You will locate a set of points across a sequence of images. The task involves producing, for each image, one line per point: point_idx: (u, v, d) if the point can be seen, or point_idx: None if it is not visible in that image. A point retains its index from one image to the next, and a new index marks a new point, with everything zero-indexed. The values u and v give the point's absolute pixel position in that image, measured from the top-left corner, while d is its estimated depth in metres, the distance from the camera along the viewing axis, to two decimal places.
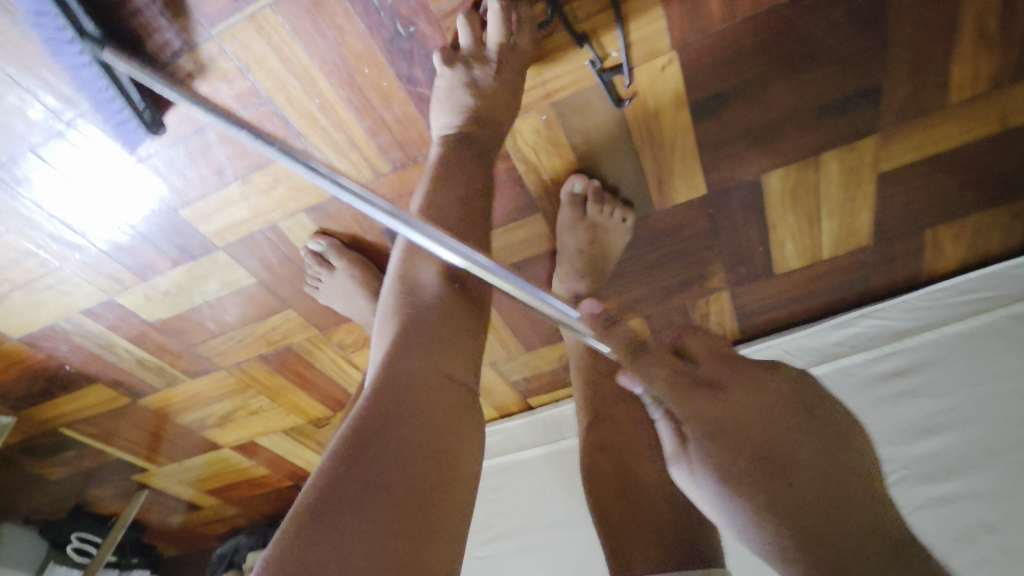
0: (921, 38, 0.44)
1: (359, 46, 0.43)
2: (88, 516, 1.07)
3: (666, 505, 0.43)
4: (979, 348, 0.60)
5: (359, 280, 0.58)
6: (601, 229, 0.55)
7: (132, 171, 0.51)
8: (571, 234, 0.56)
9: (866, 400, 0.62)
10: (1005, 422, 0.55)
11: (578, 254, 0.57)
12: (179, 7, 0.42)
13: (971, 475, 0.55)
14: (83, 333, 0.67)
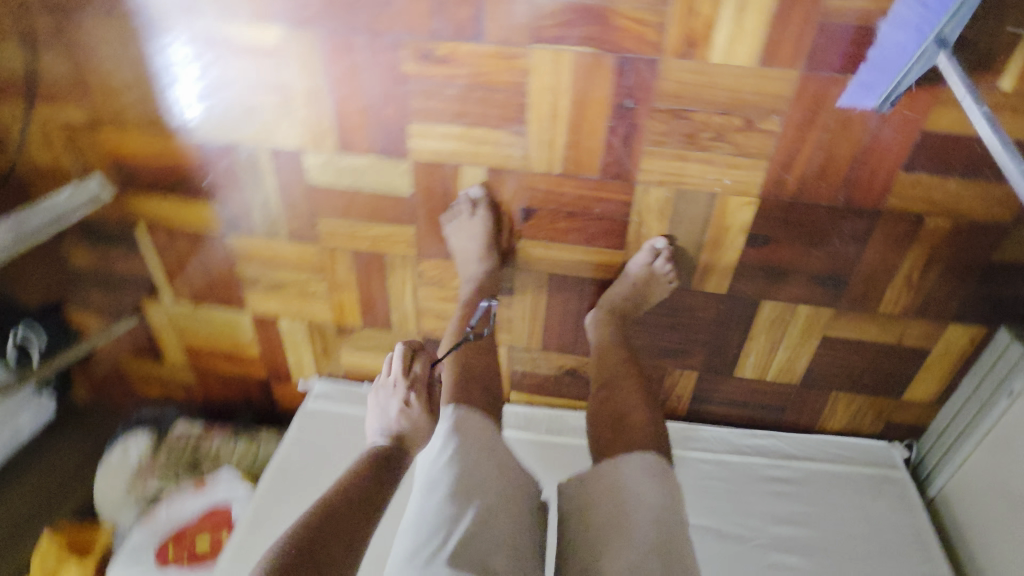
0: (880, 265, 0.76)
1: (601, 98, 0.69)
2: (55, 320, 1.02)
3: (643, 430, 0.63)
4: (835, 484, 0.87)
5: (486, 229, 0.80)
6: (654, 279, 0.79)
7: (404, 84, 0.72)
8: (636, 271, 0.80)
9: (755, 488, 0.86)
10: (836, 532, 0.81)
11: (632, 286, 0.80)
12: (523, 22, 0.66)
13: (807, 554, 0.79)
14: (249, 164, 0.82)
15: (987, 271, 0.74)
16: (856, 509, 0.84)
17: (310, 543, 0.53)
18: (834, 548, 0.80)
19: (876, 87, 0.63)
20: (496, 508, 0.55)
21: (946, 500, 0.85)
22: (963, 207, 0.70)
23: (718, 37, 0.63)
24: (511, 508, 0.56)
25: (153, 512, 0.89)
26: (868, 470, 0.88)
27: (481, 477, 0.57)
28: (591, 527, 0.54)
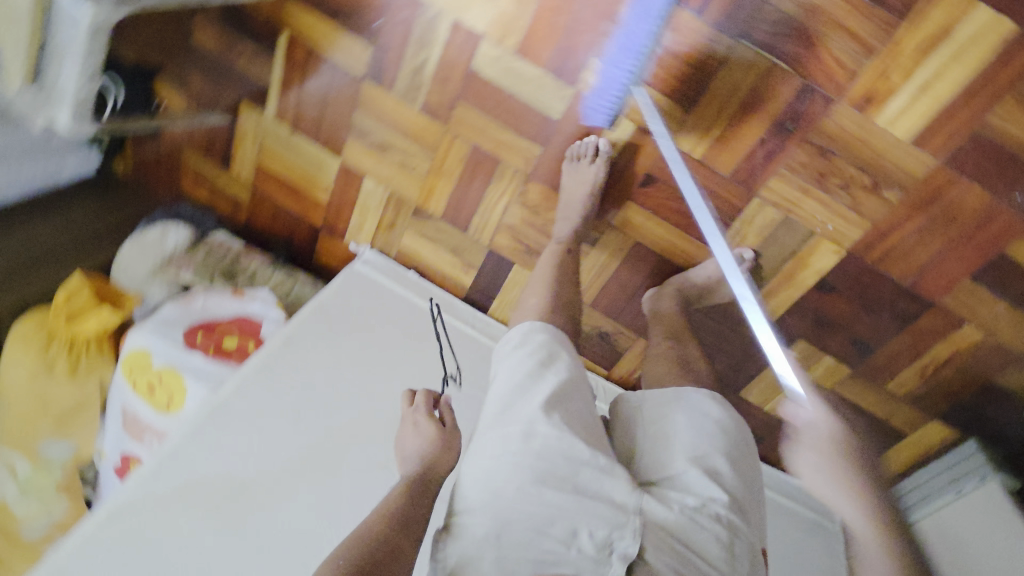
0: (907, 348, 0.88)
1: (770, 110, 0.77)
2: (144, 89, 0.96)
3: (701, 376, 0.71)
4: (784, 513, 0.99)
5: (597, 180, 0.87)
6: (726, 280, 0.88)
7: (611, 21, 0.77)
8: (716, 267, 0.88)
9: None
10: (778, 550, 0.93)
11: (706, 278, 0.88)
12: (744, 17, 0.72)
13: None
14: (426, 23, 0.84)
15: (984, 388, 0.88)
16: (795, 538, 0.96)
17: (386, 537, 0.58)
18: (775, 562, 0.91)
19: (601, 111, 0.83)
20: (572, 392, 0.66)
21: None
22: (995, 328, 0.83)
23: (891, 105, 0.72)
24: (582, 392, 0.67)
25: (190, 297, 0.91)
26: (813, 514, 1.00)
27: (550, 370, 0.67)
28: (652, 431, 0.65)
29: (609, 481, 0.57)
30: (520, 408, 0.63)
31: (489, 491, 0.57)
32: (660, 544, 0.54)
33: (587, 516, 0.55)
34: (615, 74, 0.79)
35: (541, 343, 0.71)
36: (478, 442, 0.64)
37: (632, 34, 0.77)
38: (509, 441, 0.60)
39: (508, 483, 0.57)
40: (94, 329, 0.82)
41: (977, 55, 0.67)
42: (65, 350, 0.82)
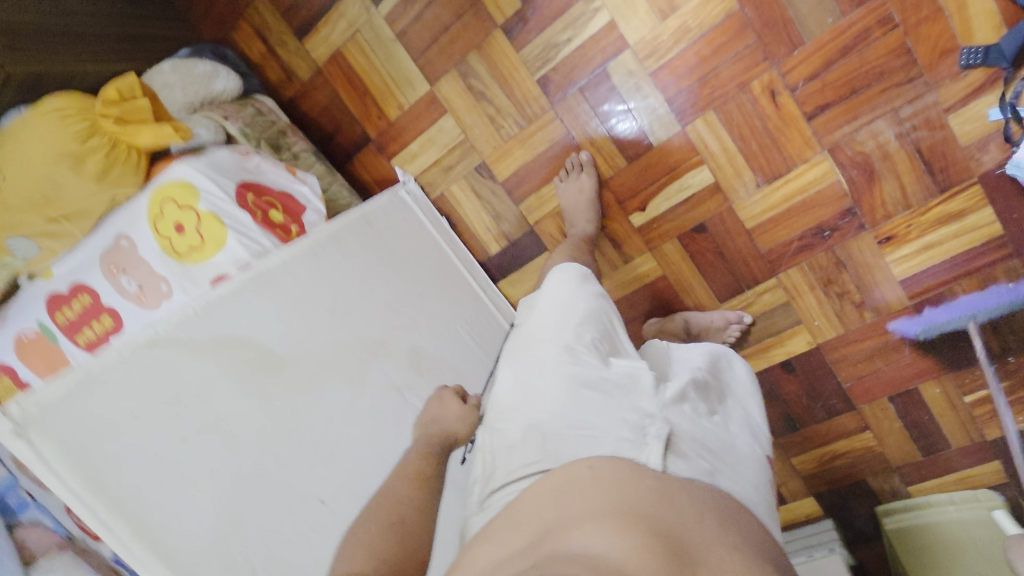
0: (820, 435, 1.09)
1: (818, 215, 0.93)
2: None
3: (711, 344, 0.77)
4: None
5: (592, 189, 0.97)
6: (722, 330, 1.01)
7: (735, 87, 0.89)
8: (721, 317, 1.00)
9: None
10: None
11: (709, 322, 1.00)
12: (836, 138, 0.89)
13: None
14: (585, 12, 0.90)
15: (855, 482, 1.09)
16: None
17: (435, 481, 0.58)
18: None
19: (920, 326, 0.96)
20: (602, 311, 0.69)
21: None
22: (886, 441, 1.06)
23: (900, 248, 0.92)
24: (610, 308, 0.70)
25: (246, 152, 0.83)
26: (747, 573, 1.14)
27: (582, 294, 0.70)
28: (668, 363, 0.71)
29: (636, 388, 0.59)
30: (556, 326, 0.66)
31: (526, 393, 0.61)
32: (688, 436, 0.55)
33: (620, 410, 0.56)
34: (953, 312, 0.93)
35: (570, 277, 0.73)
36: (510, 359, 0.67)
37: (977, 300, 0.91)
38: (546, 350, 0.64)
39: (540, 383, 0.60)
40: (147, 143, 0.75)
41: (969, 239, 0.89)
42: (105, 150, 0.73)
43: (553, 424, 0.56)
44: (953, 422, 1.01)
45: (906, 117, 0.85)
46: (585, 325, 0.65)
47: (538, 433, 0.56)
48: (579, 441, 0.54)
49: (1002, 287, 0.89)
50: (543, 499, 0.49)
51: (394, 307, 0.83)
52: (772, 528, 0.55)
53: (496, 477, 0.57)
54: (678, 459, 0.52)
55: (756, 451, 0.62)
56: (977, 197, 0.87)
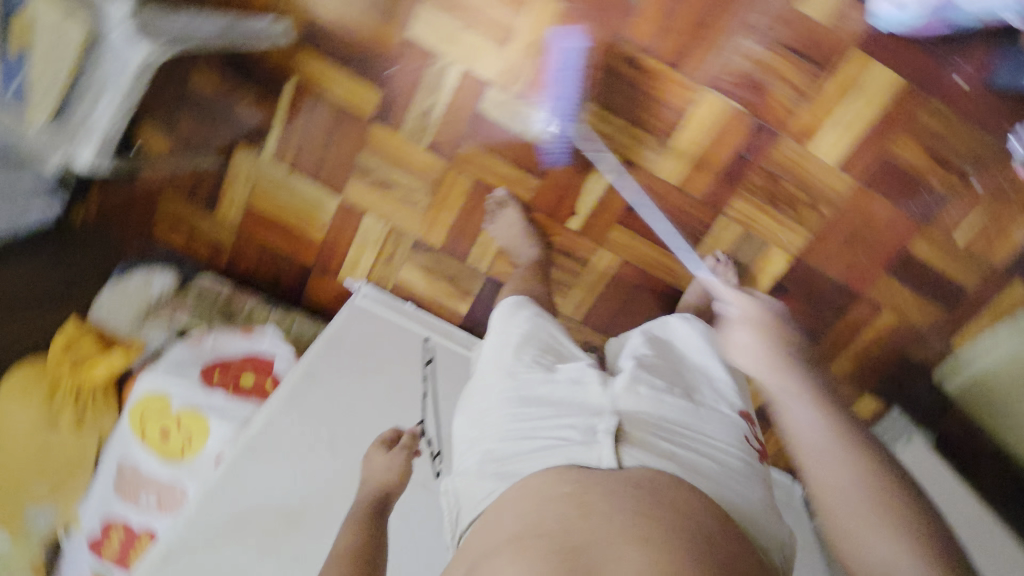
0: (843, 336, 1.07)
1: (732, 144, 0.94)
2: None
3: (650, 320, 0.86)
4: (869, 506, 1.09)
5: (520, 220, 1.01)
6: (723, 281, 1.01)
7: (598, 71, 0.91)
8: (706, 274, 1.01)
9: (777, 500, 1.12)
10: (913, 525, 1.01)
11: (703, 285, 1.01)
12: (711, 72, 0.90)
13: None
14: (437, 73, 0.93)
15: (900, 361, 1.09)
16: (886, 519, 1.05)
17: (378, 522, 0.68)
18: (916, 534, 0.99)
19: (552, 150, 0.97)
20: (544, 334, 0.78)
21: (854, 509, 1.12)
22: (904, 311, 1.04)
23: (820, 138, 0.93)
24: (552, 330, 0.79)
25: (200, 338, 0.86)
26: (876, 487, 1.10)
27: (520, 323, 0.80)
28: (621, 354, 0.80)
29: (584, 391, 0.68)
30: (502, 361, 0.75)
31: (485, 424, 0.70)
32: (638, 424, 0.64)
33: (569, 417, 0.65)
34: (565, 96, 0.93)
35: (507, 305, 0.84)
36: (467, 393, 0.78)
37: (620, 69, 0.91)
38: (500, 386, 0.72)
39: (494, 412, 0.70)
40: (102, 375, 0.79)
41: (876, 100, 0.90)
42: (69, 400, 0.78)
43: (511, 450, 0.65)
44: (956, 266, 0.99)
45: (762, 25, 0.87)
46: (524, 349, 0.76)
47: (498, 456, 0.65)
48: (536, 457, 0.63)
49: (553, 42, 0.90)
50: (509, 518, 0.57)
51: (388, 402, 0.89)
52: (740, 481, 0.63)
53: (465, 512, 0.66)
54: (626, 445, 0.60)
55: (715, 411, 0.70)
56: (862, 61, 0.88)
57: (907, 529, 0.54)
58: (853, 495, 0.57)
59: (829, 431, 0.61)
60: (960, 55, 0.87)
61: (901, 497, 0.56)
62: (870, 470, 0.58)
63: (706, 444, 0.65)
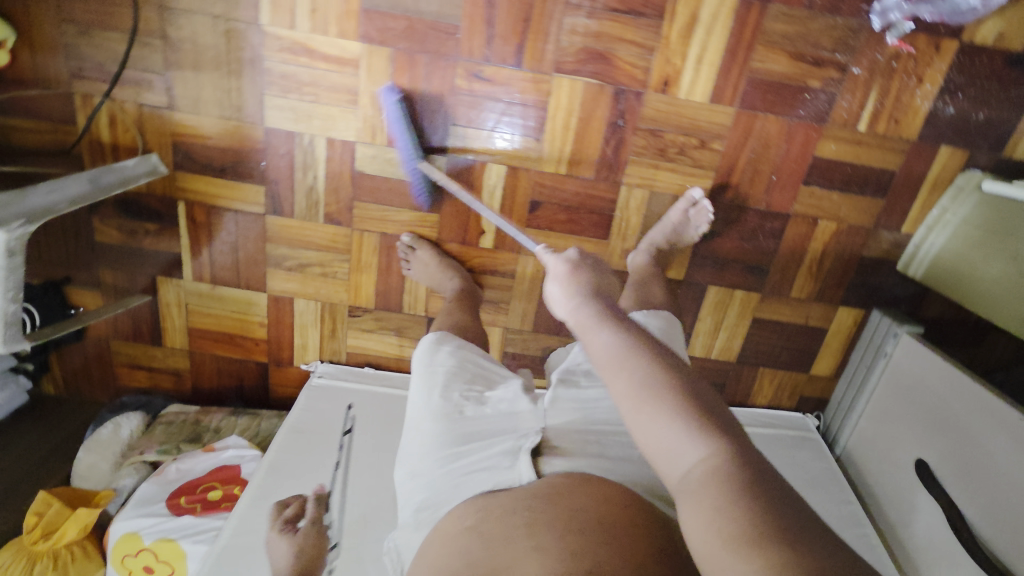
0: (790, 258, 1.04)
1: (601, 117, 0.94)
2: (57, 296, 1.05)
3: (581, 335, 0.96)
4: (891, 417, 1.02)
5: (434, 256, 1.02)
6: (688, 222, 0.98)
7: (447, 98, 0.93)
8: (676, 213, 0.98)
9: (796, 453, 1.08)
10: (939, 434, 0.92)
11: (669, 227, 0.98)
12: (553, 59, 0.90)
13: None
14: (305, 151, 0.97)
15: (858, 264, 1.04)
16: (914, 428, 0.97)
17: None
18: (944, 442, 0.91)
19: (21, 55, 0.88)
20: (466, 366, 0.85)
21: (873, 420, 1.06)
22: (841, 215, 1.00)
23: (683, 81, 0.91)
24: (469, 360, 0.86)
25: (162, 468, 0.91)
26: (886, 392, 1.03)
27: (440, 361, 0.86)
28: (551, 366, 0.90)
29: (514, 417, 0.78)
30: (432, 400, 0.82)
31: (421, 470, 0.78)
32: (563, 435, 0.74)
33: (498, 445, 0.74)
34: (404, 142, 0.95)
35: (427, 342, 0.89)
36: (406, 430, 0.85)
37: (467, 89, 0.92)
38: (434, 423, 0.79)
39: (429, 451, 0.78)
40: (75, 532, 0.83)
41: (723, 26, 0.88)
42: (49, 562, 0.82)
43: (449, 484, 0.74)
44: (874, 152, 0.95)
45: None
46: (453, 383, 0.82)
47: (432, 491, 0.74)
48: (470, 485, 0.72)
49: (396, 86, 0.92)
50: (439, 550, 0.65)
51: (356, 477, 0.93)
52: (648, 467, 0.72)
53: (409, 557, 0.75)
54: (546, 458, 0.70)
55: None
56: None
57: (695, 424, 0.51)
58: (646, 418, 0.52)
59: (618, 354, 0.57)
60: None
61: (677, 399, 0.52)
62: (651, 383, 0.54)
63: (624, 438, 0.75)
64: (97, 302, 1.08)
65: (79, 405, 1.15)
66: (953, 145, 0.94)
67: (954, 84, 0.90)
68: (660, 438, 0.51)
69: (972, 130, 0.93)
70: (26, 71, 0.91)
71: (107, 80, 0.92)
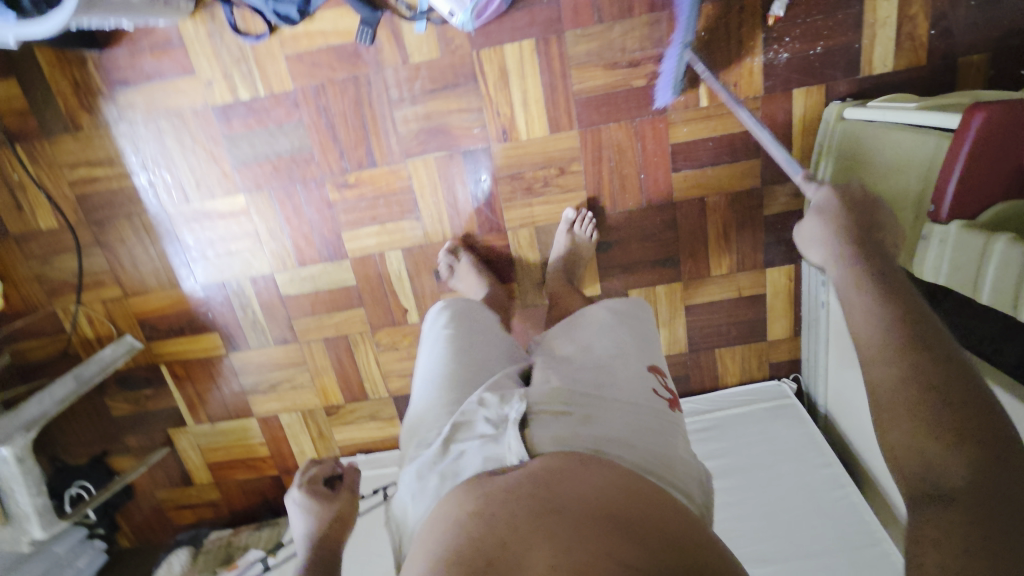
0: (696, 240, 1.03)
1: (462, 181, 1.01)
2: (101, 468, 1.26)
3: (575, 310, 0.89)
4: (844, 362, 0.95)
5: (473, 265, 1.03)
6: (577, 238, 1.00)
7: (328, 212, 1.04)
8: (563, 235, 1.01)
9: (773, 423, 1.05)
10: None
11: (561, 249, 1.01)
12: (400, 150, 0.99)
13: (730, 475, 0.99)
14: (237, 293, 1.11)
15: (766, 224, 1.01)
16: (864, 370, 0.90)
17: None
18: None
19: None
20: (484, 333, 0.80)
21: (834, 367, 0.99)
22: (726, 185, 0.99)
23: (518, 125, 0.97)
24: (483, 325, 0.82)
25: None
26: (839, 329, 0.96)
27: (454, 327, 0.80)
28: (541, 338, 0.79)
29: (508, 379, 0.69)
30: (450, 358, 0.74)
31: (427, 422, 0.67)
32: (549, 398, 0.63)
33: (482, 402, 0.63)
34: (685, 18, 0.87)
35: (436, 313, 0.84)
36: (420, 385, 0.75)
37: (340, 200, 1.03)
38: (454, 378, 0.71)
39: (429, 418, 0.68)
40: None
41: (532, 67, 0.93)
42: None
43: (439, 452, 0.61)
44: (729, 120, 0.95)
45: (400, 91, 0.95)
46: (476, 348, 0.77)
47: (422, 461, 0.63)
48: (456, 458, 0.60)
49: (285, 218, 1.05)
50: (434, 530, 0.53)
51: (358, 565, 1.03)
52: (663, 433, 0.63)
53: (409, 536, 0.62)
54: (537, 431, 0.59)
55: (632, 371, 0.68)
56: (492, 52, 0.92)
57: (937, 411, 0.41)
58: (881, 363, 0.46)
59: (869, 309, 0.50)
60: None
61: (926, 351, 0.45)
62: (902, 341, 0.46)
63: (623, 405, 0.63)
64: (132, 462, 1.27)
65: (149, 549, 1.35)
66: (805, 85, 0.92)
67: (777, 32, 0.89)
68: (909, 399, 0.43)
69: (817, 66, 0.91)
70: (18, 305, 1.13)
71: (75, 290, 1.12)
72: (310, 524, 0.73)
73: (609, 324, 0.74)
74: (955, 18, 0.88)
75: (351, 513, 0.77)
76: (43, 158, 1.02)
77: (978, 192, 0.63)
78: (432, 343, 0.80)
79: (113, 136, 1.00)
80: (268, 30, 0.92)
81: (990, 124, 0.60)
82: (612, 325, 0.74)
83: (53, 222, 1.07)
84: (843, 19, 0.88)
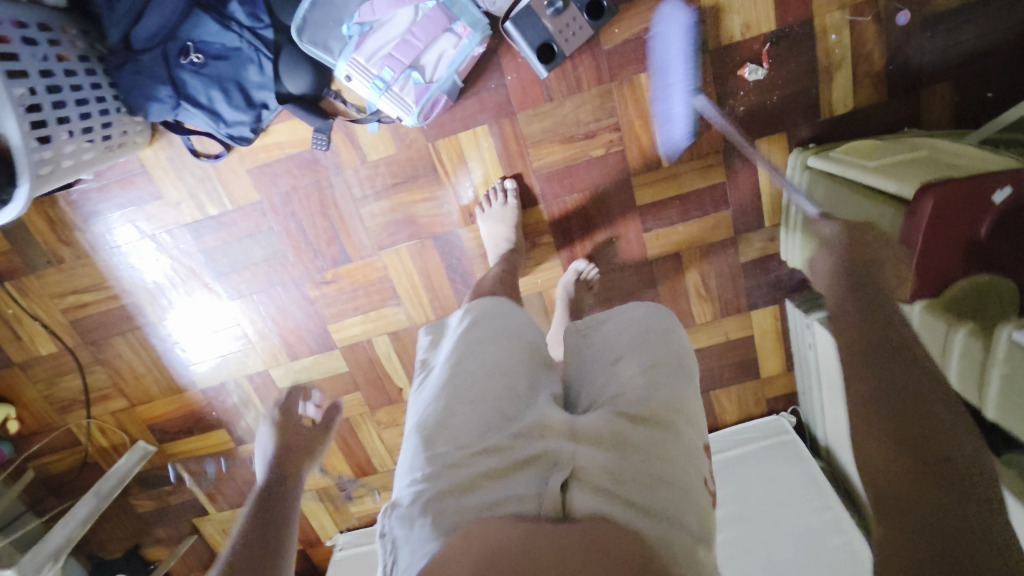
0: (676, 291, 1.03)
1: (437, 264, 1.01)
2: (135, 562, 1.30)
3: None
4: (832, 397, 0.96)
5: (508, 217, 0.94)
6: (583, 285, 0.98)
7: (311, 307, 1.06)
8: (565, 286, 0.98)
9: (775, 463, 1.05)
10: None
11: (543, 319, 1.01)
12: (372, 243, 1.00)
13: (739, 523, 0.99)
14: (237, 390, 1.14)
15: (745, 270, 1.00)
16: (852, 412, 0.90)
17: (274, 501, 0.67)
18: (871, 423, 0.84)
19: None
20: (523, 324, 0.67)
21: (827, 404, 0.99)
22: (698, 238, 0.98)
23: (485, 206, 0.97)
24: (524, 318, 0.68)
25: None
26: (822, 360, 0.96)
27: (498, 311, 0.67)
28: (582, 352, 0.67)
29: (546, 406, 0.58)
30: (490, 349, 0.61)
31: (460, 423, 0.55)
32: (593, 448, 0.52)
33: (523, 444, 0.53)
34: (683, 73, 0.87)
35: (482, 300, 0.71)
36: (444, 369, 0.61)
37: (321, 295, 1.05)
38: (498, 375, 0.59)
39: (459, 420, 0.55)
40: None
41: (489, 150, 0.93)
42: None
43: (469, 485, 0.51)
44: (693, 176, 0.94)
45: (363, 189, 0.96)
46: (517, 346, 0.62)
47: (440, 485, 0.51)
48: (487, 487, 0.51)
49: (271, 318, 1.07)
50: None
51: None
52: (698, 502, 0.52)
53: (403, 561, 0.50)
54: (577, 496, 0.49)
55: (684, 418, 0.57)
56: (448, 141, 0.93)
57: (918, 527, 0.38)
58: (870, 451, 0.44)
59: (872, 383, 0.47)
60: (503, 70, 0.88)
61: (917, 443, 0.42)
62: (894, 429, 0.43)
63: (672, 460, 0.53)
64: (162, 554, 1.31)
65: None
66: (766, 135, 0.91)
67: (730, 87, 0.88)
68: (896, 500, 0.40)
69: (776, 116, 0.89)
70: (33, 424, 1.18)
71: (83, 405, 1.16)
72: (272, 443, 0.77)
73: (669, 367, 0.60)
74: (913, 51, 0.85)
75: (320, 444, 0.80)
76: (33, 290, 1.05)
77: (935, 271, 0.62)
78: (469, 334, 0.64)
79: (95, 260, 1.03)
80: (225, 149, 0.93)
81: (939, 205, 0.59)
82: (667, 363, 0.60)
83: (53, 346, 1.11)
84: (797, 66, 0.86)
